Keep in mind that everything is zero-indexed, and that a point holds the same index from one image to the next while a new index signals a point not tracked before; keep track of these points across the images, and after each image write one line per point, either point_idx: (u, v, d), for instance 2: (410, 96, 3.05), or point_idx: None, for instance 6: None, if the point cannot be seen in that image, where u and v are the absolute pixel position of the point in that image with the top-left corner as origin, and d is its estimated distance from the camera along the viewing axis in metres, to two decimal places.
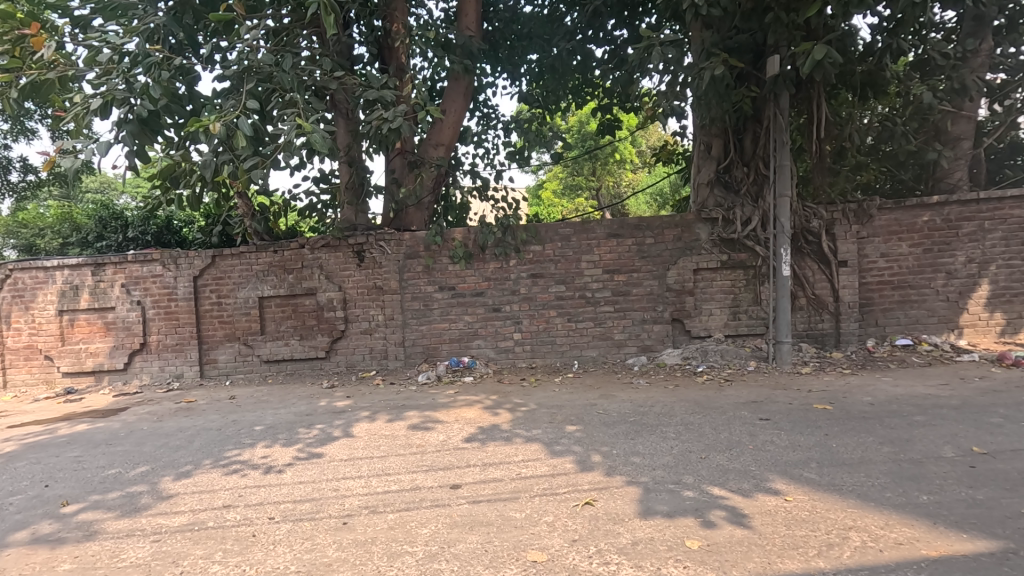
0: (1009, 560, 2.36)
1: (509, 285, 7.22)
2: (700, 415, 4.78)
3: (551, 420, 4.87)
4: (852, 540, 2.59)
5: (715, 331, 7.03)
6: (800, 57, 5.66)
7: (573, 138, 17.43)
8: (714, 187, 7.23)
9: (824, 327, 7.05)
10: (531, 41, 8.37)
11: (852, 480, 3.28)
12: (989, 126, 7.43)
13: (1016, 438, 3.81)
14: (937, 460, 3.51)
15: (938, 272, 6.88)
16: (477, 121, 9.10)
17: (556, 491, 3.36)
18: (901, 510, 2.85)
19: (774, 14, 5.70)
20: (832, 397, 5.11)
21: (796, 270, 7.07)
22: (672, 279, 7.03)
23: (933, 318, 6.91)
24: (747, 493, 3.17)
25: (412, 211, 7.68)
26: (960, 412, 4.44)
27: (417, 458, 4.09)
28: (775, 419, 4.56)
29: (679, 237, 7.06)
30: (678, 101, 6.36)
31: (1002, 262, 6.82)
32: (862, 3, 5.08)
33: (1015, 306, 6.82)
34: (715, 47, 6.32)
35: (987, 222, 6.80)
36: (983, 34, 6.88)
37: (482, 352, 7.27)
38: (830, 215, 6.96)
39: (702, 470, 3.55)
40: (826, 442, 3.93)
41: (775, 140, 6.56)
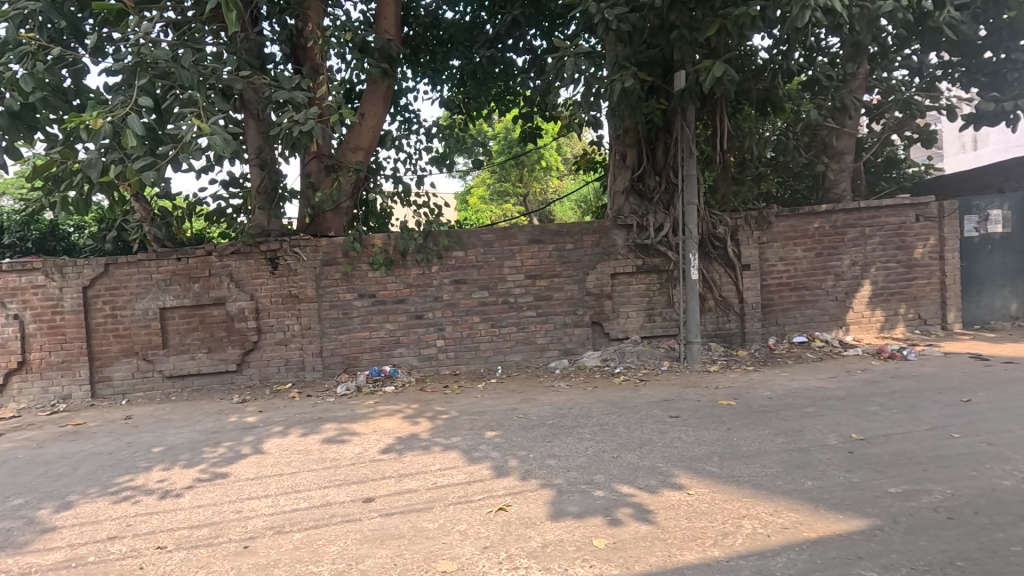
0: (877, 536, 2.60)
1: (432, 291, 7.15)
2: (616, 415, 4.94)
3: (471, 426, 4.86)
4: (745, 528, 2.77)
5: (632, 333, 7.30)
6: (702, 73, 6.01)
7: (500, 144, 17.60)
8: (629, 195, 7.53)
9: (731, 327, 7.48)
10: (452, 47, 8.37)
11: (748, 471, 3.51)
12: (869, 142, 8.38)
13: (890, 424, 4.22)
14: (822, 447, 3.82)
15: (828, 274, 7.51)
16: (398, 126, 8.98)
17: (471, 498, 3.35)
18: (789, 497, 3.08)
19: (678, 32, 5.98)
20: (735, 393, 5.45)
21: (704, 274, 7.44)
22: (591, 283, 7.23)
23: (825, 317, 7.53)
24: (653, 490, 3.30)
25: (329, 217, 7.43)
26: (843, 402, 4.87)
27: (330, 472, 3.95)
28: (684, 416, 4.80)
29: (597, 243, 7.27)
30: (593, 112, 6.55)
31: (881, 264, 7.56)
32: (755, 26, 5.40)
33: (892, 303, 7.60)
34: (626, 61, 6.56)
35: (868, 229, 7.52)
36: (860, 59, 7.58)
37: (405, 360, 7.15)
38: (734, 222, 7.42)
39: (613, 469, 3.67)
40: (728, 436, 4.18)
41: (683, 150, 6.92)
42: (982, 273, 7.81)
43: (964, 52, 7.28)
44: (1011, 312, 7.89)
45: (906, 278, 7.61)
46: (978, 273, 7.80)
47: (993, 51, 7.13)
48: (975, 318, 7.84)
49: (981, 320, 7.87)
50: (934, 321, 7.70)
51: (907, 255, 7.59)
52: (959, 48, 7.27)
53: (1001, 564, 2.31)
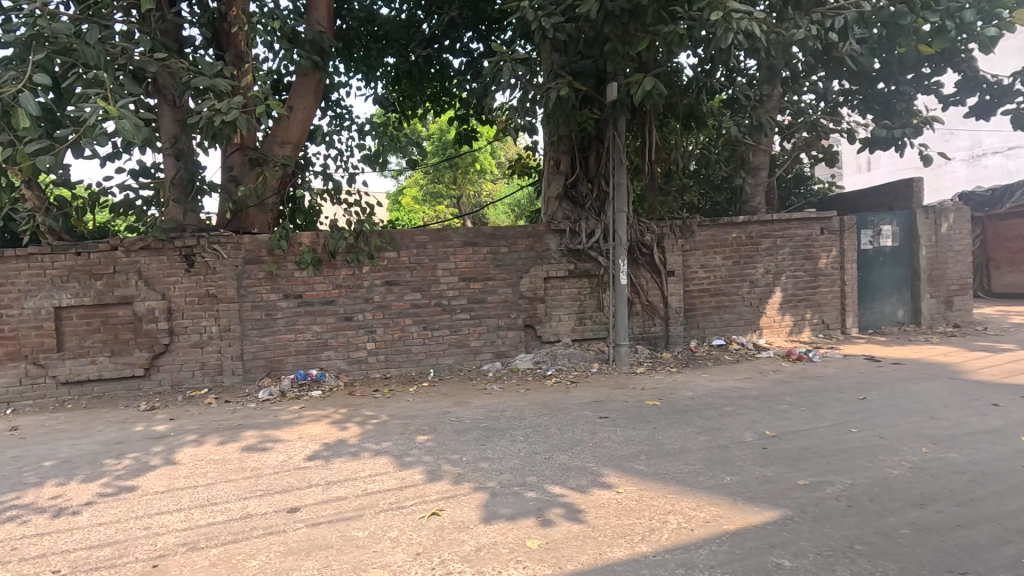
0: (787, 525, 2.79)
1: (362, 292, 6.96)
2: (548, 417, 5.02)
3: (403, 431, 4.76)
4: (670, 523, 2.89)
5: (564, 336, 7.44)
6: (633, 86, 6.22)
7: (434, 146, 17.43)
8: (562, 201, 7.71)
9: (656, 330, 7.78)
10: (388, 44, 8.10)
11: (673, 468, 3.67)
12: (782, 159, 9.11)
13: (797, 421, 4.56)
14: (739, 444, 4.06)
15: (744, 281, 8.02)
16: (329, 121, 8.67)
17: (403, 504, 3.28)
18: (710, 492, 3.24)
19: (612, 45, 6.12)
20: (661, 394, 5.69)
21: (632, 279, 7.70)
22: (525, 287, 7.30)
23: (741, 321, 8.02)
24: (584, 489, 3.37)
25: (252, 213, 7.05)
26: (757, 401, 5.21)
27: (252, 482, 3.73)
28: (613, 416, 4.95)
29: (531, 247, 7.36)
30: (529, 118, 6.63)
31: (791, 273, 8.16)
32: (682, 44, 5.64)
33: (799, 309, 8.22)
34: (562, 70, 6.71)
35: (779, 239, 8.10)
36: (774, 82, 8.13)
37: (333, 363, 6.90)
38: (660, 230, 7.74)
39: (546, 470, 3.72)
40: (654, 435, 4.35)
41: (614, 160, 7.15)
42: (875, 282, 8.61)
43: (863, 82, 8.03)
44: (899, 318, 8.74)
45: (812, 286, 8.26)
46: (872, 283, 8.59)
47: (886, 82, 7.89)
48: (868, 324, 8.63)
49: (873, 325, 8.67)
50: (835, 326, 8.40)
51: (813, 265, 8.23)
52: (858, 78, 8.02)
53: (893, 545, 2.54)
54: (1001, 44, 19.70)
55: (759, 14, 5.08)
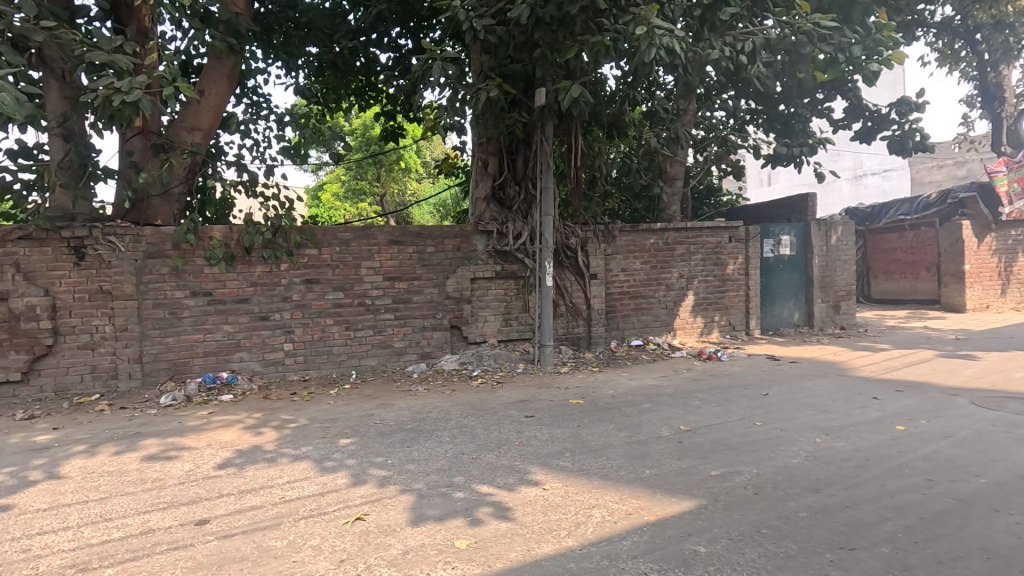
0: (701, 514, 2.97)
1: (280, 291, 6.62)
2: (474, 417, 5.02)
3: (324, 434, 4.58)
4: (595, 517, 2.98)
5: (490, 337, 7.48)
6: (561, 93, 6.35)
7: (358, 141, 16.93)
8: (490, 203, 7.76)
9: (579, 331, 7.99)
10: (311, 33, 7.72)
11: (596, 463, 3.80)
12: (695, 170, 9.75)
13: (708, 416, 4.87)
14: (657, 439, 4.27)
15: (661, 285, 8.44)
16: (244, 109, 8.18)
17: (325, 510, 3.15)
18: (631, 485, 3.38)
19: (541, 52, 6.21)
20: (583, 392, 5.86)
21: (558, 281, 7.86)
22: (451, 287, 7.26)
23: (658, 323, 8.44)
24: (511, 488, 3.41)
25: (155, 203, 6.50)
26: (673, 398, 5.51)
27: (154, 494, 3.44)
28: (538, 415, 5.04)
29: (458, 247, 7.33)
30: (458, 117, 6.60)
31: (702, 277, 8.70)
32: (609, 57, 5.81)
33: (709, 312, 8.78)
34: (491, 72, 6.75)
35: (693, 246, 8.61)
36: (689, 98, 8.67)
37: (246, 365, 6.50)
38: (584, 234, 7.97)
39: (473, 470, 3.71)
40: (578, 432, 4.48)
41: (541, 163, 7.30)
42: (775, 287, 9.37)
43: (766, 103, 8.78)
44: (795, 321, 9.55)
45: (721, 290, 8.84)
46: (772, 288, 9.34)
47: (787, 104, 8.64)
48: (769, 325, 9.37)
49: (773, 327, 9.42)
50: (740, 328, 9.04)
51: (721, 270, 8.82)
52: (762, 99, 8.73)
53: (793, 527, 2.77)
54: (880, 77, 22.11)
55: (679, 32, 5.36)
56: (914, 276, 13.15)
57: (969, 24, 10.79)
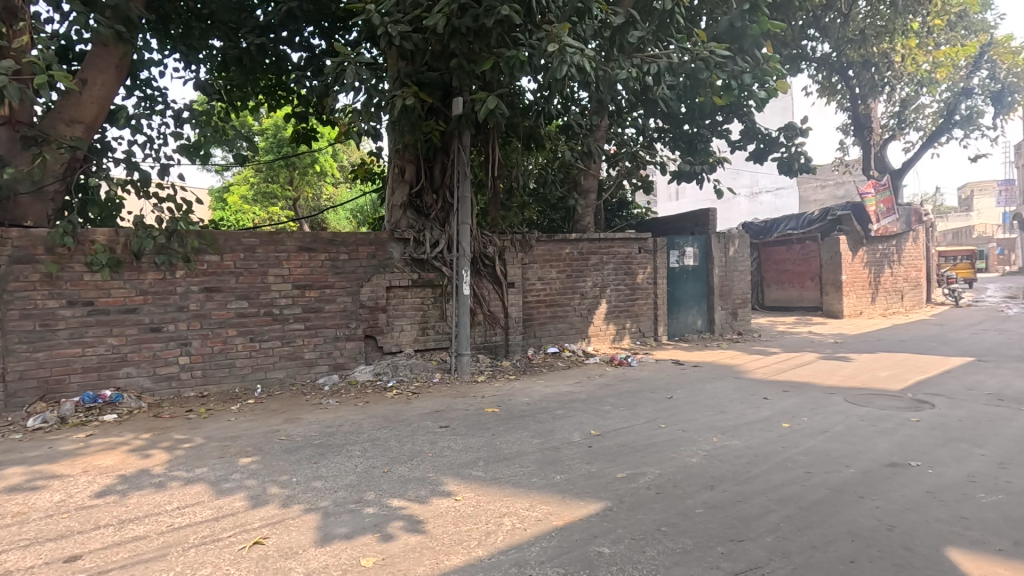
0: (607, 516, 3.08)
1: (175, 300, 6.13)
2: (387, 429, 4.90)
3: (222, 454, 4.28)
4: (505, 525, 3.00)
5: (405, 346, 7.35)
6: (477, 104, 6.39)
7: (267, 142, 16.09)
8: (406, 210, 7.66)
9: (497, 339, 8.04)
10: (214, 26, 7.29)
11: (508, 471, 3.83)
12: (608, 183, 10.17)
13: (617, 420, 5.06)
14: (569, 444, 4.38)
15: (576, 294, 8.70)
16: (136, 102, 7.55)
17: (218, 536, 2.94)
18: (542, 491, 3.44)
19: (457, 61, 6.23)
20: (499, 401, 5.89)
21: (475, 290, 7.86)
22: (365, 296, 7.06)
23: (572, 330, 8.68)
24: (422, 500, 3.35)
25: (25, 201, 5.81)
26: (585, 403, 5.69)
27: (15, 531, 3.04)
28: (453, 425, 5.01)
29: (373, 255, 7.15)
30: (373, 123, 6.47)
31: (614, 286, 9.07)
32: (524, 72, 5.91)
33: (621, 319, 9.16)
34: (408, 79, 6.66)
35: (605, 256, 8.95)
36: (602, 114, 9.00)
37: (134, 382, 5.94)
38: (501, 243, 8.05)
39: (384, 484, 3.61)
40: (492, 441, 4.50)
41: (458, 172, 7.31)
42: (680, 296, 9.94)
43: (672, 123, 9.34)
44: (698, 327, 10.17)
45: (631, 299, 9.26)
46: (678, 296, 9.91)
47: (690, 124, 9.24)
48: (675, 332, 9.91)
49: (679, 333, 9.98)
50: (649, 334, 9.50)
51: (632, 280, 9.24)
52: (668, 119, 9.29)
53: (690, 524, 2.93)
54: (770, 104, 24.21)
55: (588, 51, 5.56)
56: (801, 285, 14.48)
57: (842, 61, 12.11)
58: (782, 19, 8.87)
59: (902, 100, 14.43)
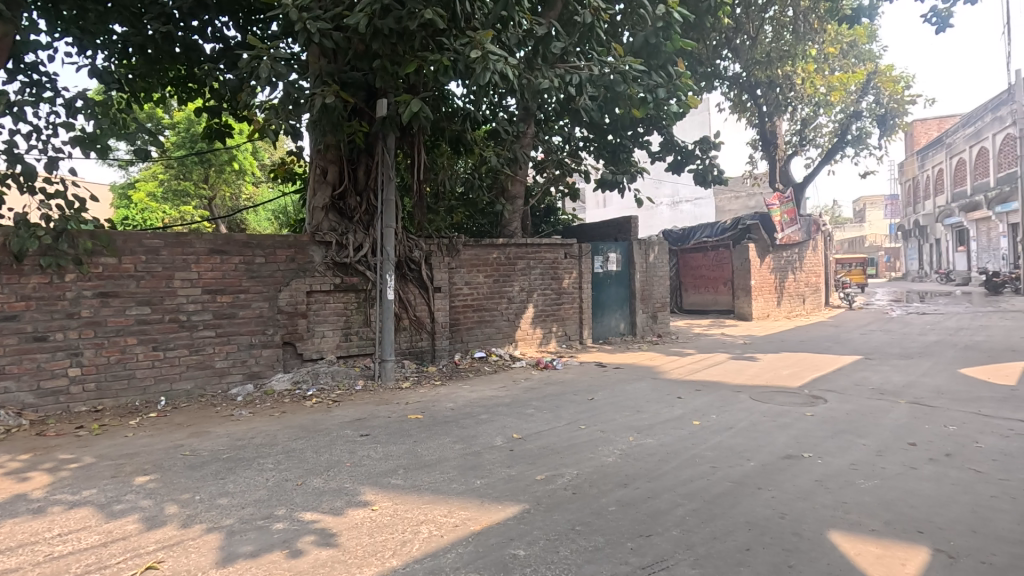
0: (524, 518, 3.11)
1: (63, 306, 5.60)
2: (304, 439, 4.71)
3: (115, 473, 3.94)
4: (422, 533, 2.96)
5: (327, 353, 7.10)
6: (402, 106, 6.30)
7: (179, 137, 15.06)
8: (329, 212, 7.42)
9: (423, 344, 7.94)
10: (113, 9, 6.75)
11: (429, 478, 3.78)
12: (535, 189, 10.34)
13: (540, 423, 5.14)
14: (490, 449, 4.39)
15: (503, 298, 8.76)
16: (21, 88, 6.84)
17: (105, 563, 2.70)
18: (461, 497, 3.43)
19: (381, 62, 6.12)
20: (423, 407, 5.82)
21: (401, 294, 7.73)
22: (284, 301, 6.76)
23: (499, 334, 8.73)
24: (337, 512, 3.25)
25: None
26: (509, 407, 5.74)
27: None
28: (374, 433, 4.89)
29: (292, 258, 6.87)
30: (292, 121, 6.23)
31: (541, 290, 9.22)
32: (448, 76, 5.90)
33: (547, 323, 9.32)
34: (329, 77, 6.46)
35: (531, 261, 9.08)
36: (529, 121, 9.07)
37: (13, 397, 5.36)
38: (428, 247, 7.97)
39: (297, 498, 3.47)
40: (414, 448, 4.43)
41: (383, 175, 7.18)
42: (604, 300, 10.26)
43: (597, 132, 9.64)
44: (621, 330, 10.54)
45: (557, 303, 9.45)
46: (602, 300, 10.22)
47: (613, 135, 9.56)
48: (599, 335, 10.22)
49: (603, 336, 10.29)
50: (575, 337, 9.73)
51: (558, 284, 9.43)
52: (593, 129, 9.58)
53: (603, 522, 3.02)
54: (688, 117, 25.55)
55: (512, 60, 5.67)
56: (715, 290, 15.37)
57: (751, 80, 12.98)
58: (696, 39, 9.42)
59: (803, 119, 15.69)
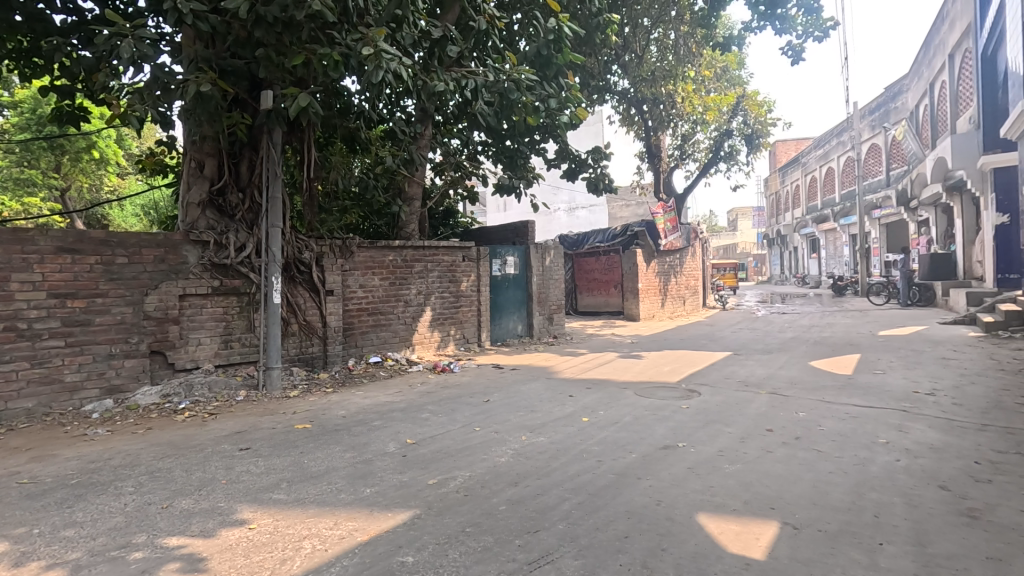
0: (413, 524, 3.07)
1: None
2: (172, 457, 4.30)
3: None
4: (304, 549, 2.82)
5: (203, 362, 6.53)
6: (288, 99, 5.95)
7: (21, 118, 13.13)
8: (206, 209, 6.85)
9: (314, 350, 7.56)
10: None
11: (315, 491, 3.61)
12: (434, 191, 10.26)
13: (434, 427, 5.09)
14: (382, 456, 4.29)
15: (399, 301, 8.59)
16: None
17: None
18: (349, 507, 3.32)
19: (265, 51, 5.74)
20: (312, 416, 5.55)
21: (289, 298, 7.31)
22: (152, 306, 6.12)
23: (396, 338, 8.55)
24: (208, 534, 3.00)
25: None
26: (404, 412, 5.63)
27: None
28: (255, 446, 4.58)
29: (161, 259, 6.24)
30: (160, 108, 5.66)
31: (439, 294, 9.16)
32: (339, 71, 5.66)
33: (445, 326, 9.28)
34: (206, 63, 5.96)
35: (429, 264, 8.99)
36: (426, 122, 8.95)
37: None
38: (319, 248, 7.61)
39: (161, 522, 3.15)
40: (299, 460, 4.21)
41: (268, 171, 6.76)
42: (502, 302, 10.41)
43: (495, 138, 9.78)
44: (518, 332, 10.75)
45: (455, 306, 9.44)
46: (499, 303, 10.37)
47: (510, 140, 9.74)
48: (497, 337, 10.35)
49: (501, 338, 10.44)
50: (473, 340, 9.77)
51: (456, 287, 9.43)
52: (492, 134, 9.70)
53: (492, 522, 3.06)
54: (582, 127, 26.72)
55: (406, 60, 5.56)
56: (607, 292, 16.21)
57: (638, 96, 13.87)
58: (588, 53, 9.90)
59: (684, 135, 16.99)
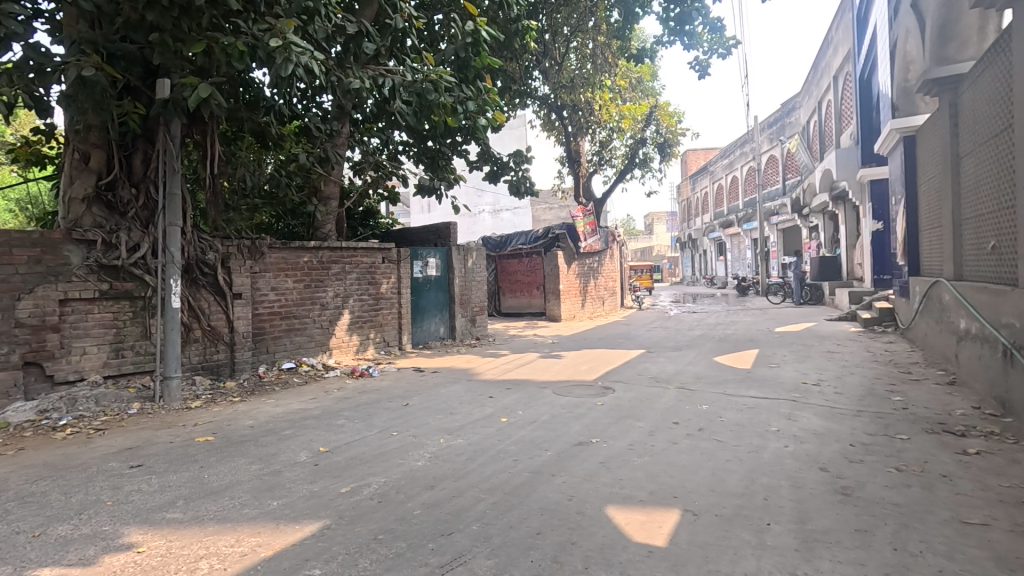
0: (322, 535, 2.97)
1: None
2: (49, 480, 3.88)
3: None
4: (200, 570, 2.64)
5: (89, 373, 5.95)
6: (187, 90, 5.55)
7: None
8: (92, 206, 6.25)
9: (219, 358, 7.09)
10: None
11: (215, 507, 3.39)
12: (352, 191, 9.95)
13: (349, 433, 4.94)
14: (292, 466, 4.11)
15: (315, 304, 8.26)
16: None
17: None
18: (253, 522, 3.15)
19: (160, 36, 5.32)
20: (215, 428, 5.20)
21: (190, 302, 6.81)
22: (25, 312, 5.49)
23: (312, 343, 8.21)
24: (88, 561, 2.74)
25: None
26: (318, 420, 5.42)
27: None
28: (149, 462, 4.23)
29: (37, 259, 5.62)
30: (35, 92, 5.10)
31: (357, 296, 8.90)
32: (244, 61, 5.35)
33: (364, 329, 9.03)
34: (90, 46, 5.45)
35: (347, 265, 8.72)
36: (344, 120, 8.69)
37: None
38: (225, 249, 7.16)
39: (32, 552, 2.84)
40: (199, 475, 3.94)
41: (166, 165, 6.27)
42: (423, 305, 10.28)
43: (416, 138, 9.65)
44: (440, 334, 10.65)
45: (374, 309, 9.20)
46: (421, 305, 10.23)
47: (432, 141, 9.65)
48: (418, 340, 10.20)
49: (422, 341, 10.29)
50: (393, 343, 9.57)
51: (376, 289, 9.21)
52: (413, 134, 9.57)
53: (406, 527, 3.02)
54: (505, 130, 27.00)
55: (318, 55, 5.36)
56: (530, 293, 16.44)
57: (558, 101, 14.21)
58: (509, 58, 10.03)
59: (602, 141, 17.61)
